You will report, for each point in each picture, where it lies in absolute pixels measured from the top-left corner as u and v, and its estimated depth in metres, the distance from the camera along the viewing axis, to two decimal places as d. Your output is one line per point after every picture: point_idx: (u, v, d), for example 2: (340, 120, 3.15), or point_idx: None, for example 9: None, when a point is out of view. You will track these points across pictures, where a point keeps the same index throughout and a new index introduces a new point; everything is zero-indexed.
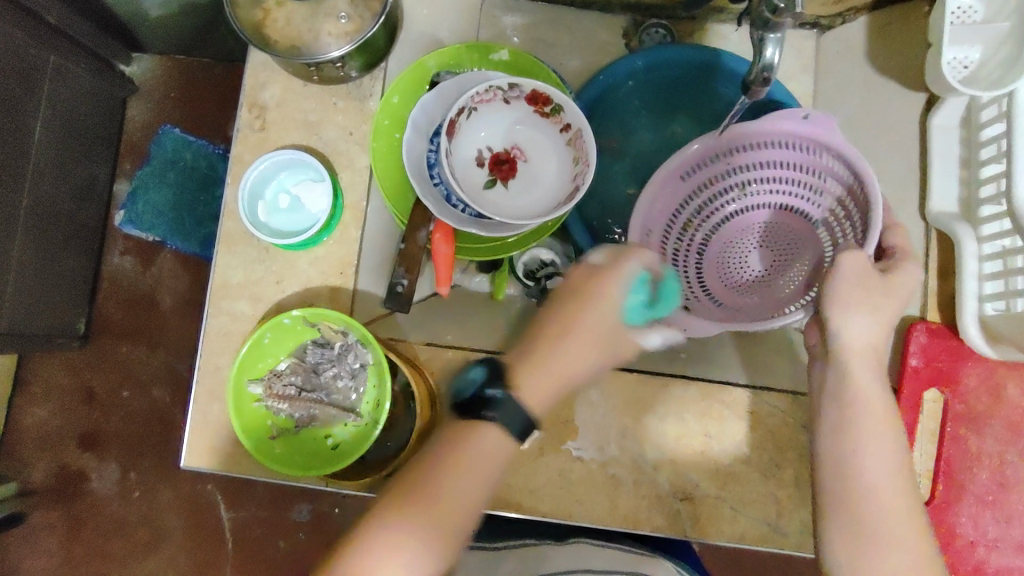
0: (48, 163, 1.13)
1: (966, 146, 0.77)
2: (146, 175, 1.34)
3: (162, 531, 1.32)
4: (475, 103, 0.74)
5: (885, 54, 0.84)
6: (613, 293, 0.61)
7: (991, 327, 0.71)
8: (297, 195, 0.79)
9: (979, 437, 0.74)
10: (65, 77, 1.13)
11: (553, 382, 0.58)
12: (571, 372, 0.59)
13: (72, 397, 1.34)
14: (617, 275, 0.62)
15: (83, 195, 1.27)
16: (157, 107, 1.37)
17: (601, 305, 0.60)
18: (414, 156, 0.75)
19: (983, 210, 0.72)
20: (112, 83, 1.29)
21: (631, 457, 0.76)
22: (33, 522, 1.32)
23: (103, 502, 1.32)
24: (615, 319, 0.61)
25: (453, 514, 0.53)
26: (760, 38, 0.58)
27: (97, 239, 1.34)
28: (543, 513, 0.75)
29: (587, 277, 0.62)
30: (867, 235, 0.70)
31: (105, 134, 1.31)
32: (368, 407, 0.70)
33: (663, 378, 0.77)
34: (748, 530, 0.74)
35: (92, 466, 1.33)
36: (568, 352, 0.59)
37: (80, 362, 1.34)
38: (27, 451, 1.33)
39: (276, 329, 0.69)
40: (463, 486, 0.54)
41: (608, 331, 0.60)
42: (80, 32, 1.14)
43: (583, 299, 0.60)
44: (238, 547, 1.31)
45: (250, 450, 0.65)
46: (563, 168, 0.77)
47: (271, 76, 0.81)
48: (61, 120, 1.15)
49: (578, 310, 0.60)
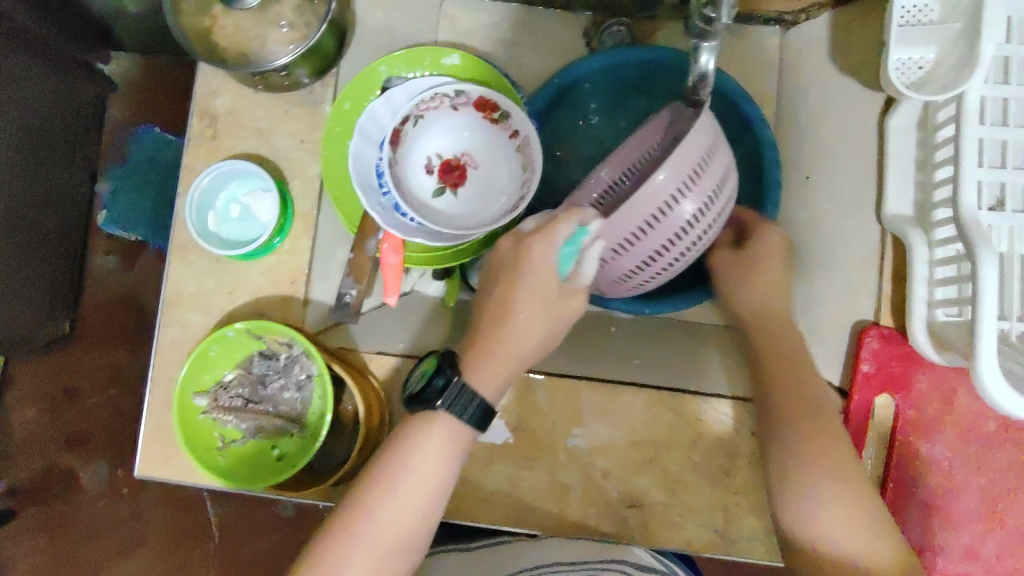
0: (24, 168, 1.14)
1: (922, 148, 0.75)
2: (123, 176, 1.34)
3: (148, 527, 1.34)
4: (421, 110, 0.74)
5: (848, 52, 0.83)
6: (541, 257, 0.65)
7: (939, 334, 0.70)
8: (248, 204, 0.79)
9: (929, 444, 0.75)
10: (31, 80, 1.12)
11: (501, 352, 0.67)
12: (518, 328, 0.67)
13: (58, 397, 1.35)
14: (544, 239, 0.64)
15: (56, 201, 1.25)
16: (137, 106, 1.37)
17: (532, 271, 0.66)
18: (361, 166, 0.73)
19: (937, 215, 0.71)
20: (83, 85, 1.27)
21: (581, 464, 0.77)
22: (24, 518, 1.34)
23: (90, 499, 1.34)
24: (551, 287, 0.66)
25: (426, 491, 0.65)
26: (693, 47, 0.57)
27: (79, 241, 1.35)
28: (492, 520, 0.76)
29: (514, 246, 0.67)
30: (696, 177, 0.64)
31: (79, 137, 1.30)
32: (313, 418, 0.71)
33: (612, 386, 0.78)
34: (696, 535, 0.75)
35: (79, 464, 1.35)
36: (513, 318, 0.67)
37: (64, 364, 1.36)
38: (15, 450, 1.35)
39: (221, 342, 0.70)
40: (429, 472, 0.65)
41: (544, 288, 0.66)
42: (48, 34, 1.14)
43: (506, 278, 0.67)
44: (222, 543, 1.32)
45: (194, 463, 0.67)
46: (511, 176, 0.76)
47: (221, 83, 0.80)
48: (31, 123, 1.13)
49: (506, 293, 0.67)
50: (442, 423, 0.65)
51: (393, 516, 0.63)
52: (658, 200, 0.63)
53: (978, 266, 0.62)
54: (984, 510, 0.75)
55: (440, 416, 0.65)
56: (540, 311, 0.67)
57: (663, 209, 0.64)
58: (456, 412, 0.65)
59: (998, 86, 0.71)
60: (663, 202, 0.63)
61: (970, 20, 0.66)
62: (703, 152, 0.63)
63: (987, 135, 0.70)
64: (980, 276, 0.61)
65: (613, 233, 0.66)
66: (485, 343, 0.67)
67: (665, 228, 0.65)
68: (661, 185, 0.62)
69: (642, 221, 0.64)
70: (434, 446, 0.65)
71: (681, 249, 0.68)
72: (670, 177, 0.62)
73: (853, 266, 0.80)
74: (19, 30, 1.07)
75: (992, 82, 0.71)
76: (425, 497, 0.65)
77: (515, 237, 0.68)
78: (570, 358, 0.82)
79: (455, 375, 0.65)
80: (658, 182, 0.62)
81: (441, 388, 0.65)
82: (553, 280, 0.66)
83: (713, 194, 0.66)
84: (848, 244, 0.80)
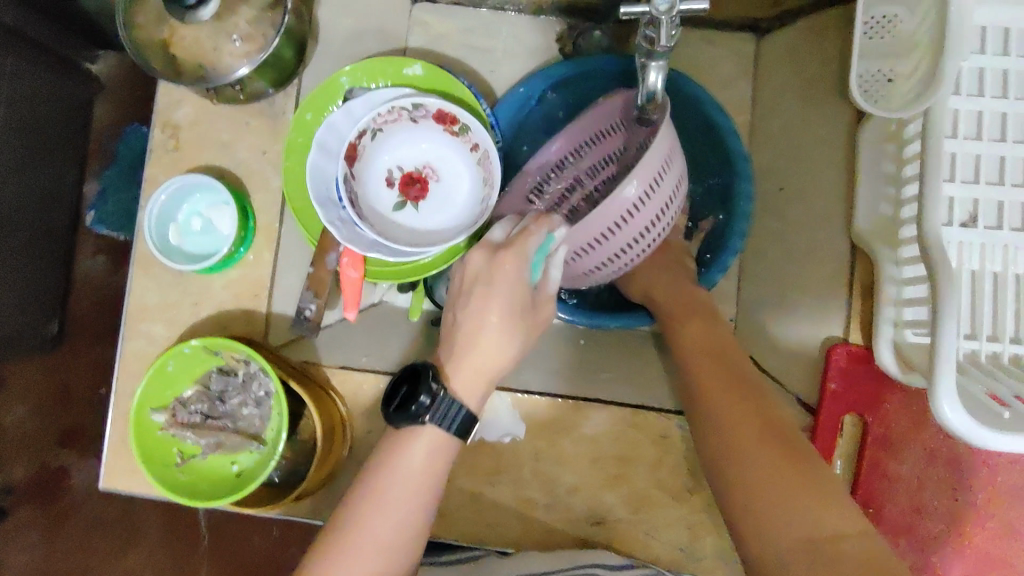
0: (11, 168, 1.10)
1: (894, 162, 0.70)
2: (113, 176, 1.29)
3: (139, 526, 1.28)
4: (379, 123, 0.73)
5: (819, 61, 0.80)
6: (515, 272, 0.61)
7: (905, 354, 0.69)
8: (209, 217, 0.78)
9: (897, 464, 0.74)
10: (23, 78, 1.09)
11: (479, 370, 0.62)
12: (494, 346, 0.62)
13: (48, 397, 1.30)
14: (517, 252, 0.60)
15: (48, 200, 1.22)
16: (125, 105, 1.32)
17: (505, 285, 0.61)
18: (321, 179, 0.72)
19: (904, 231, 0.68)
20: (75, 84, 1.24)
21: (545, 480, 0.76)
22: (18, 518, 1.29)
23: (80, 500, 1.29)
24: (521, 294, 0.61)
25: (400, 529, 0.58)
26: (642, 64, 0.55)
27: (68, 241, 1.29)
28: (455, 536, 0.76)
29: (488, 260, 0.62)
30: (661, 186, 0.63)
31: (71, 136, 1.26)
32: (271, 435, 0.70)
33: (578, 402, 0.77)
34: (662, 552, 0.74)
35: (72, 462, 1.30)
36: (485, 327, 0.61)
37: (53, 363, 1.30)
38: (8, 450, 1.29)
39: (178, 358, 0.70)
40: (405, 503, 0.58)
41: (519, 302, 0.61)
42: (27, 28, 1.10)
43: (480, 288, 0.61)
44: (213, 547, 1.27)
45: (150, 481, 0.67)
46: (473, 189, 0.75)
47: (184, 93, 0.80)
48: (22, 122, 1.11)
49: (480, 301, 0.61)
50: (414, 447, 0.60)
51: (363, 559, 0.56)
52: (623, 208, 0.62)
53: (938, 289, 0.61)
54: (951, 530, 0.75)
55: (426, 430, 0.60)
56: (508, 325, 0.62)
57: (627, 215, 0.63)
58: (442, 424, 0.60)
59: (971, 98, 0.69)
60: (627, 210, 0.63)
61: (931, 37, 0.67)
62: (664, 160, 0.62)
63: (959, 149, 0.69)
64: (942, 298, 0.60)
65: (577, 238, 0.65)
66: (457, 363, 0.62)
67: (626, 233, 0.65)
68: (628, 194, 0.61)
69: (606, 227, 0.64)
70: (410, 474, 0.59)
71: (638, 250, 0.69)
72: (638, 187, 0.61)
73: (826, 279, 0.78)
74: (8, 28, 1.06)
75: (965, 94, 0.70)
76: (401, 537, 0.58)
77: (485, 245, 0.63)
78: (538, 370, 0.81)
79: (441, 387, 0.60)
80: (624, 192, 0.61)
81: (427, 405, 0.59)
82: (525, 290, 0.62)
83: (669, 199, 0.66)
84: (820, 258, 0.78)
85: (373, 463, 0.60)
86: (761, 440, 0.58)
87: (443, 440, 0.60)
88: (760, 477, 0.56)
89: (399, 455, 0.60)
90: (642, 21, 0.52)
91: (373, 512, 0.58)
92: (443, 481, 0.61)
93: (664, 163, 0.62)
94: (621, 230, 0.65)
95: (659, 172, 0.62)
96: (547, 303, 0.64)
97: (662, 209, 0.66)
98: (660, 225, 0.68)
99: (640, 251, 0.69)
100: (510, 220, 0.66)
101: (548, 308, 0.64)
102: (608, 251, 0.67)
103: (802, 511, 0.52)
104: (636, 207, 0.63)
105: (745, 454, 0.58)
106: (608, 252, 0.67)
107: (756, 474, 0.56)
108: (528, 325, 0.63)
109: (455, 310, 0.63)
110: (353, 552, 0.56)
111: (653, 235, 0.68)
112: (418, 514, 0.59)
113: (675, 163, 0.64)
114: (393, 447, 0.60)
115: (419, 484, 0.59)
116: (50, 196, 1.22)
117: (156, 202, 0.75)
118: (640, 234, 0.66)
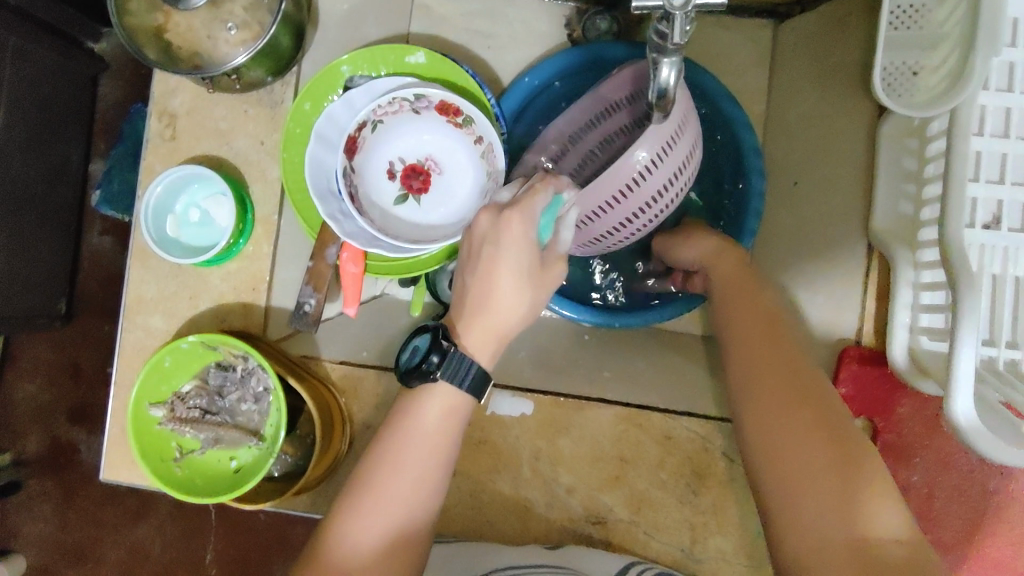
0: (18, 147, 1.09)
1: (916, 158, 0.68)
2: (119, 155, 1.25)
3: (150, 501, 1.27)
4: (379, 115, 0.71)
5: (841, 51, 0.76)
6: (522, 234, 0.56)
7: (920, 359, 0.67)
8: (207, 208, 0.77)
9: (907, 471, 0.72)
10: (26, 56, 1.07)
11: (492, 333, 0.58)
12: (502, 309, 0.57)
13: (60, 372, 1.30)
14: (524, 212, 0.55)
15: (55, 178, 1.21)
16: (130, 84, 1.30)
17: (512, 247, 0.56)
18: (320, 171, 0.70)
19: (923, 233, 0.66)
20: (82, 62, 1.22)
21: (545, 478, 0.75)
22: (29, 491, 1.29)
23: (91, 475, 1.29)
24: (532, 256, 0.57)
25: (416, 491, 0.55)
26: (654, 60, 0.52)
27: (74, 219, 1.28)
28: (454, 533, 0.75)
29: (493, 223, 0.56)
30: (673, 151, 0.61)
31: (77, 114, 1.25)
32: (270, 431, 0.69)
33: (580, 401, 0.76)
34: (661, 553, 0.73)
35: (82, 439, 1.30)
36: (496, 291, 0.57)
37: (65, 340, 1.30)
38: (20, 424, 1.30)
39: (175, 353, 0.68)
40: (420, 464, 0.56)
41: (527, 263, 0.57)
42: (33, 7, 1.07)
43: (488, 250, 0.57)
44: (220, 521, 1.26)
45: (149, 477, 0.66)
46: (476, 183, 0.73)
47: (180, 81, 0.78)
48: (26, 101, 1.09)
49: (488, 265, 0.57)
50: (427, 405, 0.57)
51: (378, 526, 0.54)
52: (631, 173, 0.61)
53: (959, 294, 0.58)
54: (959, 534, 0.75)
55: (440, 386, 0.57)
56: (519, 287, 0.57)
57: (637, 180, 0.61)
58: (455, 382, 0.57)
59: (999, 94, 0.66)
60: (637, 174, 0.61)
61: (963, 27, 0.64)
62: (677, 125, 0.60)
63: (984, 147, 0.66)
64: (963, 302, 0.58)
65: (586, 202, 0.63)
66: (469, 321, 0.58)
67: (636, 199, 0.63)
68: (636, 159, 0.60)
69: (615, 192, 0.62)
70: (425, 433, 0.56)
71: (648, 217, 0.67)
72: (645, 151, 0.59)
73: (837, 280, 0.76)
74: (12, 5, 1.03)
75: (992, 88, 0.67)
76: (418, 497, 0.55)
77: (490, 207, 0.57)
78: (537, 370, 0.79)
79: (452, 343, 0.57)
80: (633, 155, 0.59)
81: (438, 363, 0.56)
82: (535, 251, 0.57)
83: (681, 166, 0.63)
84: (832, 257, 0.76)
85: (387, 423, 0.58)
86: (784, 422, 0.54)
87: (459, 396, 0.58)
88: (772, 473, 0.52)
89: (415, 413, 0.57)
90: (654, 14, 0.49)
91: (387, 474, 0.55)
92: (458, 440, 0.58)
93: (674, 128, 0.60)
94: (631, 195, 0.63)
95: (670, 136, 0.60)
96: (559, 262, 0.60)
97: (673, 176, 0.63)
98: (673, 194, 0.65)
99: (650, 219, 0.67)
100: (518, 182, 0.62)
101: (559, 266, 0.60)
102: (616, 212, 0.65)
103: (809, 503, 0.50)
104: (645, 172, 0.61)
105: (763, 439, 0.54)
106: (618, 216, 0.65)
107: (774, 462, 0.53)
108: (541, 287, 0.59)
109: (461, 274, 0.59)
110: (365, 516, 0.54)
111: (665, 203, 0.66)
112: (434, 469, 0.56)
113: (687, 129, 0.62)
114: (406, 404, 0.58)
115: (436, 441, 0.56)
116: (57, 174, 1.21)
117: (151, 192, 0.73)
118: (650, 201, 0.64)
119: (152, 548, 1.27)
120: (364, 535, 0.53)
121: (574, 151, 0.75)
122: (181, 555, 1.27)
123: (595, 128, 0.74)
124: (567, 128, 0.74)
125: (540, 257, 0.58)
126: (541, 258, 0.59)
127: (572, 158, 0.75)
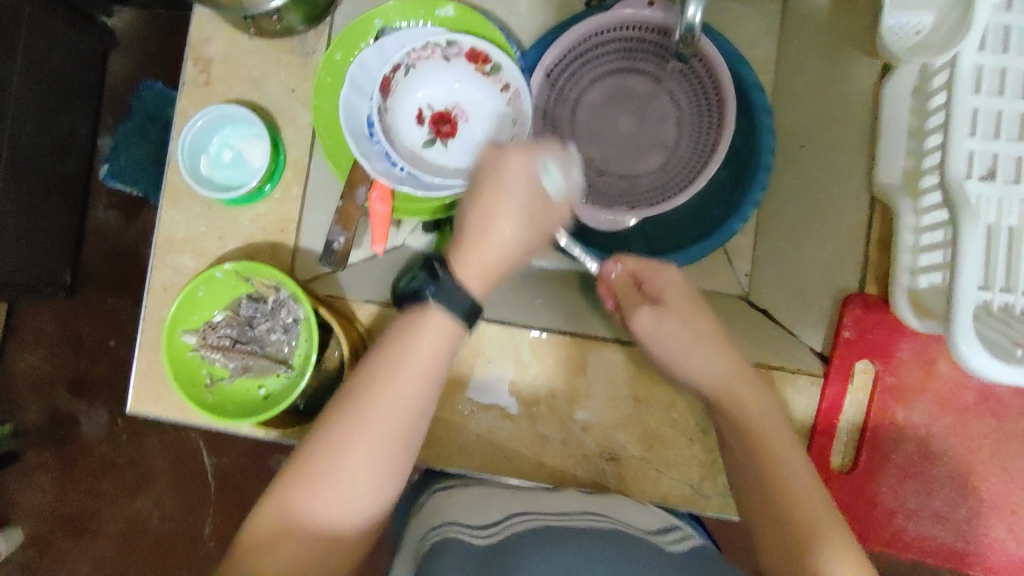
0: (30, 113, 1.10)
1: (917, 115, 0.73)
2: (127, 130, 1.26)
3: (148, 474, 1.28)
4: (413, 59, 0.75)
5: (846, 21, 0.83)
6: (523, 171, 0.60)
7: (920, 300, 0.71)
8: (240, 150, 0.80)
9: (905, 411, 0.77)
10: (42, 24, 1.09)
11: (488, 268, 0.60)
12: (496, 251, 0.60)
13: (61, 345, 1.30)
14: (524, 151, 0.60)
15: (64, 149, 1.22)
16: (140, 59, 1.31)
17: (513, 183, 0.59)
18: (352, 113, 0.73)
19: (924, 181, 0.71)
20: (94, 35, 1.23)
21: (562, 416, 0.78)
22: (27, 463, 1.29)
23: (90, 447, 1.29)
24: (533, 195, 0.60)
25: (393, 434, 0.54)
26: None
27: (82, 189, 1.29)
28: (472, 468, 0.77)
29: (489, 162, 0.60)
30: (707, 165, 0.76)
31: (88, 86, 1.26)
32: (299, 360, 0.72)
33: (595, 341, 0.79)
34: (672, 490, 0.76)
35: (81, 411, 1.30)
36: (501, 225, 0.59)
37: (67, 312, 1.31)
38: (20, 396, 1.30)
39: (209, 283, 0.71)
40: (399, 403, 0.54)
41: (528, 201, 0.60)
42: None
43: (486, 189, 0.59)
44: (220, 491, 1.26)
45: (182, 398, 0.68)
46: (500, 130, 0.77)
47: (215, 29, 0.81)
48: (39, 70, 1.10)
49: (492, 204, 0.59)
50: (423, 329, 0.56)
51: (352, 481, 0.52)
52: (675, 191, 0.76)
53: (961, 234, 0.62)
54: (957, 477, 0.78)
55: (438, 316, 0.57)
56: (535, 224, 0.61)
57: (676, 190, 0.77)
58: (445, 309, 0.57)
59: (996, 55, 0.70)
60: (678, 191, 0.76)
61: None
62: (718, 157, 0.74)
63: (982, 104, 0.70)
64: (962, 245, 0.62)
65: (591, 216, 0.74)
66: (464, 255, 0.59)
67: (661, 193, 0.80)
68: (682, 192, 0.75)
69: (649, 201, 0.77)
70: (411, 365, 0.55)
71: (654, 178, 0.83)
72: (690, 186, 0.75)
73: (841, 232, 0.80)
74: None
75: (990, 51, 0.71)
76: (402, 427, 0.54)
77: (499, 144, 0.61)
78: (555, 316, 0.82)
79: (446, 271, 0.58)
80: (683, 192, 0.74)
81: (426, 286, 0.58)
82: (536, 192, 0.61)
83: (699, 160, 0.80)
84: (837, 211, 0.80)
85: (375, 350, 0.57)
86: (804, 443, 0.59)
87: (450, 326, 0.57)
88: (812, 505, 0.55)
89: (402, 347, 0.56)
90: None
91: (382, 395, 0.54)
92: (441, 377, 0.57)
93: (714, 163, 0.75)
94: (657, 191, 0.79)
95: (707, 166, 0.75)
96: (564, 206, 0.63)
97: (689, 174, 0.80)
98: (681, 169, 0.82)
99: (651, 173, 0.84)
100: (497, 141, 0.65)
101: (563, 208, 0.63)
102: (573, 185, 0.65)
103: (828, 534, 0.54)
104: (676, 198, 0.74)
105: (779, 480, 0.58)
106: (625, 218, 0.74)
107: (801, 490, 0.56)
108: (546, 230, 0.62)
109: (461, 222, 0.61)
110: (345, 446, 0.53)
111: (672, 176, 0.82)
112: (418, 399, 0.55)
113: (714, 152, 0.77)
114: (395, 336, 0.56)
115: (421, 375, 0.56)
116: (65, 146, 1.22)
117: (189, 128, 0.77)
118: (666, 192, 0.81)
119: (148, 523, 1.27)
120: (343, 475, 0.52)
121: (588, 47, 0.80)
122: (179, 528, 1.27)
123: (614, 34, 0.79)
124: (651, 19, 0.77)
125: (542, 197, 0.61)
126: (540, 199, 0.61)
127: (587, 52, 0.81)
